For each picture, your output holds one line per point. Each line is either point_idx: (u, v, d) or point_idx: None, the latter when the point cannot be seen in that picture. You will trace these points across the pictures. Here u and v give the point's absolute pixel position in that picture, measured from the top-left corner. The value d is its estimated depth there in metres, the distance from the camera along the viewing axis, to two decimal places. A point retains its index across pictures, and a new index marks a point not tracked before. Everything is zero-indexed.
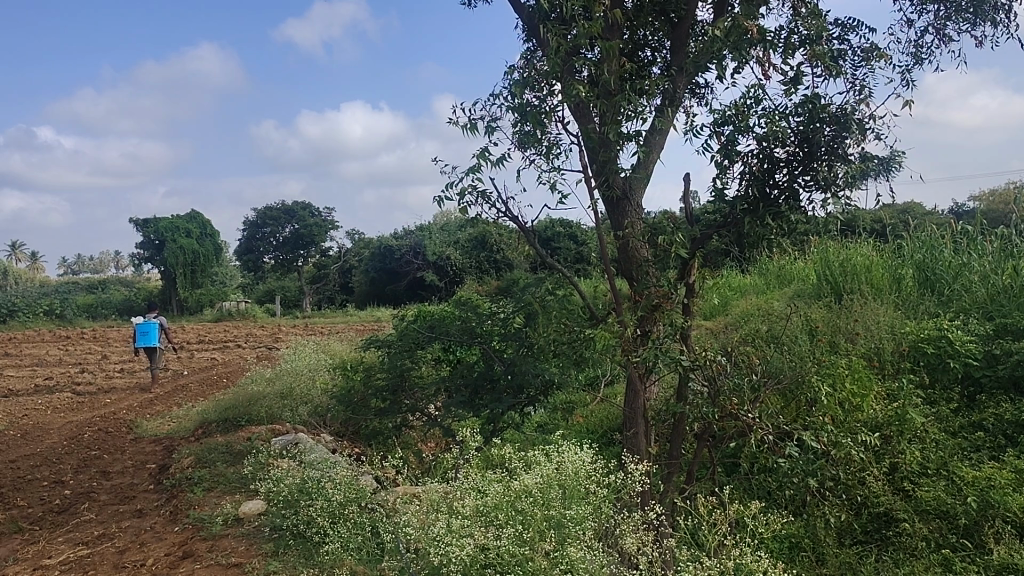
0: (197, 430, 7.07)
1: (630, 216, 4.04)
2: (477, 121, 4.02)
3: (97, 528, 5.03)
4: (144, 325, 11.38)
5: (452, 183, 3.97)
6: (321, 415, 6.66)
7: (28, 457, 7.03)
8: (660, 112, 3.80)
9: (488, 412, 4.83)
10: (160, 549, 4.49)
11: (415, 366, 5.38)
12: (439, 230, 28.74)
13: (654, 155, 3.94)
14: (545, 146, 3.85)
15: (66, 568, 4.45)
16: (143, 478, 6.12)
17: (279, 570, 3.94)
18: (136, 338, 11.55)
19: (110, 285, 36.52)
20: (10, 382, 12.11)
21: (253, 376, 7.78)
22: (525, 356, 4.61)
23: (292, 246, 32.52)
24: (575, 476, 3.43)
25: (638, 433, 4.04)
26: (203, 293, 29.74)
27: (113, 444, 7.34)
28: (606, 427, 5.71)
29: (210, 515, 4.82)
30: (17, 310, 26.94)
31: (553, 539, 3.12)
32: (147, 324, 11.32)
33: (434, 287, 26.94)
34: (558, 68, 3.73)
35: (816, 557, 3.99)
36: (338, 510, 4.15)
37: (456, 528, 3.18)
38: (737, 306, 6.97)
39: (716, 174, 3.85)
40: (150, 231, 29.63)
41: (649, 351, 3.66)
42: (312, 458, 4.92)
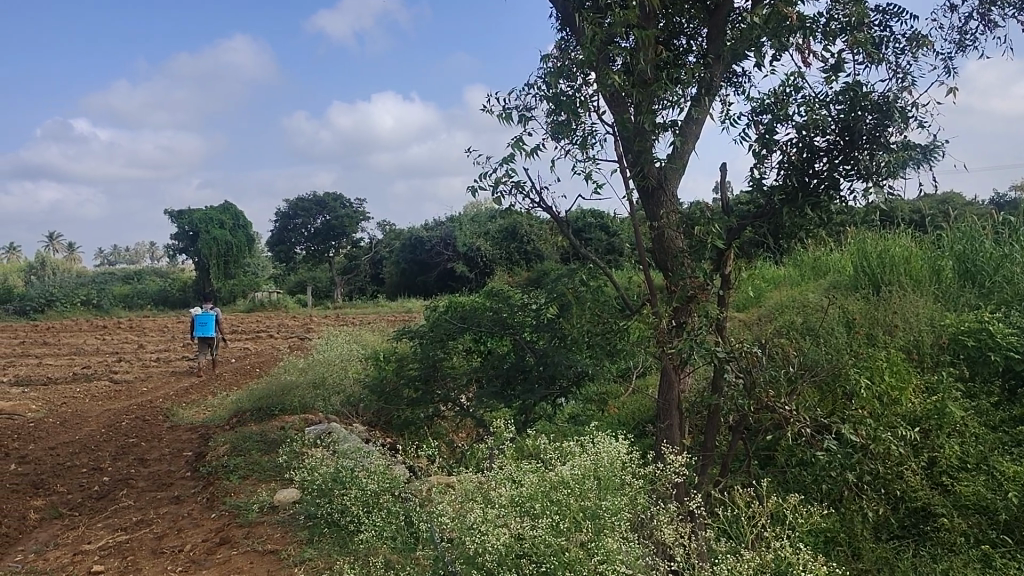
0: (232, 418, 7.16)
1: (665, 205, 3.97)
2: (511, 111, 4.04)
3: (135, 514, 5.12)
4: (202, 316, 11.71)
5: (486, 173, 3.98)
6: (353, 404, 6.71)
7: (66, 444, 7.16)
8: (696, 101, 3.78)
9: (521, 403, 4.82)
10: (198, 535, 4.55)
11: (447, 357, 5.39)
12: (469, 221, 28.80)
13: (689, 145, 3.90)
14: (580, 137, 3.83)
15: (105, 553, 4.53)
16: (180, 465, 6.21)
17: (314, 557, 3.98)
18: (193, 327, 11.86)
19: (144, 276, 37.12)
20: (50, 370, 12.36)
21: (288, 366, 7.85)
22: (557, 347, 4.60)
23: (324, 236, 33.09)
24: (611, 466, 3.43)
25: (672, 425, 4.02)
26: (235, 284, 30.08)
27: (149, 431, 7.45)
28: (638, 419, 5.68)
29: (246, 502, 4.88)
30: (56, 300, 27.43)
31: (589, 529, 3.12)
32: (205, 315, 11.63)
33: (464, 278, 27.03)
34: (594, 57, 3.70)
35: (852, 552, 3.95)
36: (372, 499, 4.18)
37: (491, 517, 3.17)
38: (772, 298, 6.91)
39: (754, 163, 3.81)
40: (184, 222, 30.05)
41: (685, 342, 3.63)
42: (346, 447, 4.95)
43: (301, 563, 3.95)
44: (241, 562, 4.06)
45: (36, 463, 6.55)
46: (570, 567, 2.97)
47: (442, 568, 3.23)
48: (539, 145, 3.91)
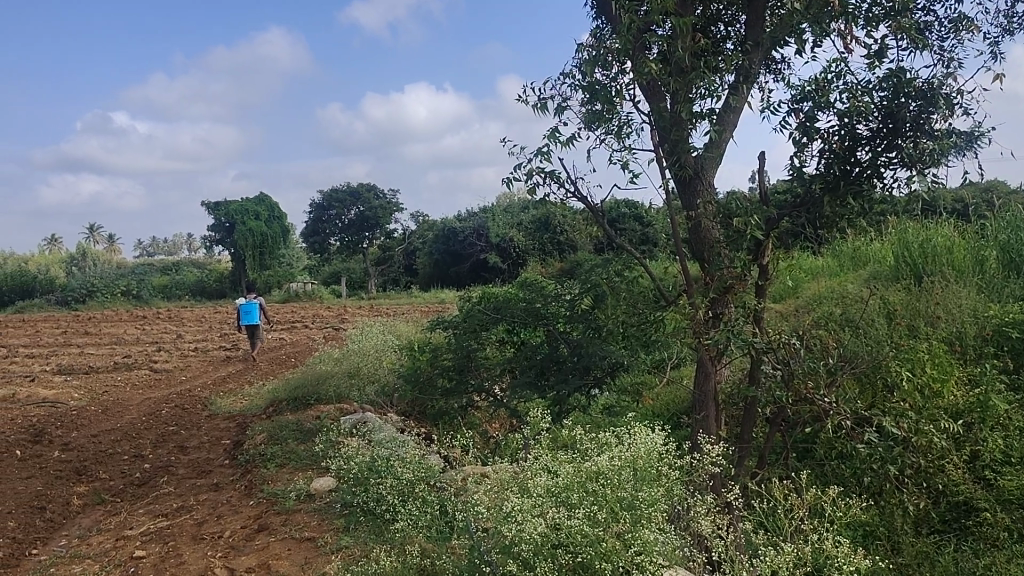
0: (269, 407, 7.25)
1: (702, 195, 3.94)
2: (546, 101, 4.02)
3: (176, 501, 5.21)
4: (247, 305, 12.02)
5: (521, 163, 3.97)
6: (388, 394, 6.75)
7: (108, 431, 7.30)
8: (734, 89, 3.74)
9: (555, 394, 4.82)
10: (237, 522, 4.62)
11: (481, 348, 5.40)
12: (503, 213, 28.88)
13: (727, 134, 3.86)
14: (615, 126, 3.81)
15: (147, 538, 4.61)
16: (219, 453, 6.30)
17: (351, 545, 4.02)
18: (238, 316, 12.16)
19: (181, 267, 37.69)
20: (91, 359, 12.61)
21: (324, 356, 7.93)
22: (592, 338, 4.59)
23: (359, 227, 33.17)
24: (647, 457, 3.42)
25: (709, 417, 3.98)
26: (270, 275, 30.39)
27: (188, 420, 7.57)
28: (672, 410, 5.64)
29: (283, 490, 4.93)
30: (96, 290, 27.92)
31: (626, 520, 3.11)
32: (249, 305, 11.92)
33: (497, 270, 27.15)
34: (630, 45, 3.68)
35: (892, 546, 3.91)
36: (408, 488, 4.21)
37: (528, 507, 3.18)
38: (810, 289, 6.82)
39: (794, 152, 3.76)
40: (220, 214, 30.45)
41: (722, 333, 3.60)
42: (381, 437, 4.99)
43: (337, 550, 3.99)
44: (279, 549, 4.12)
45: (79, 450, 6.69)
46: (606, 558, 2.96)
47: (478, 557, 3.23)
48: (575, 135, 3.89)
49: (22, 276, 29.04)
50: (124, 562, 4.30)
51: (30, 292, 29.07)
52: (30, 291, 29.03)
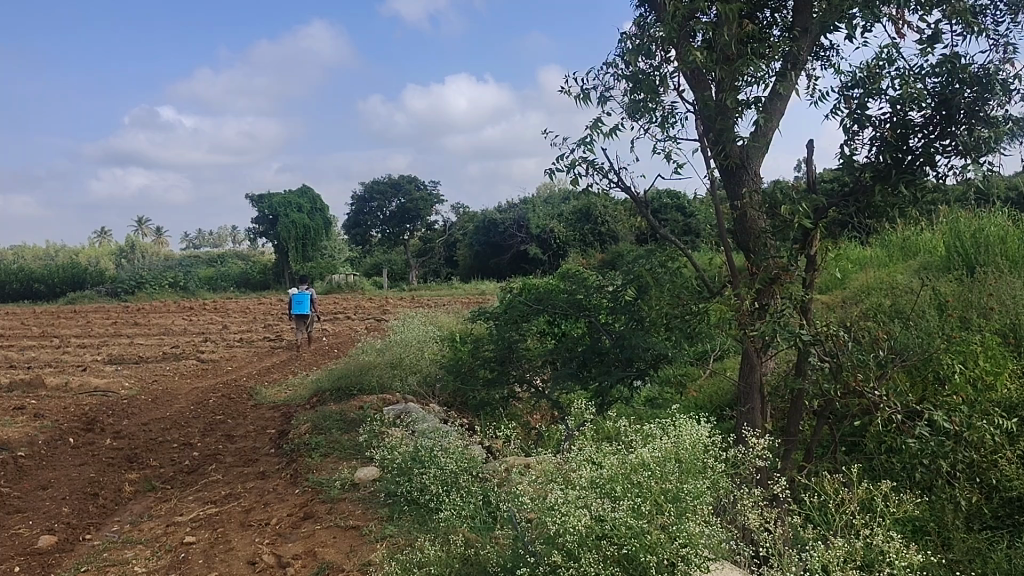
0: (313, 397, 7.34)
1: (747, 185, 3.90)
2: (589, 91, 4.00)
3: (224, 488, 5.31)
4: (297, 295, 12.19)
5: (563, 154, 3.96)
6: (430, 384, 6.80)
7: (157, 420, 7.47)
8: (781, 76, 3.69)
9: (597, 385, 4.81)
10: (283, 510, 4.70)
11: (522, 339, 5.40)
12: (544, 205, 28.98)
13: (774, 122, 3.80)
14: (660, 116, 3.78)
15: (196, 524, 4.71)
16: (264, 442, 6.40)
17: (394, 534, 4.06)
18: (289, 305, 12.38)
19: (224, 259, 38.32)
20: (140, 349, 12.89)
21: (366, 347, 8.00)
22: (635, 330, 4.56)
23: (399, 220, 33.08)
24: (692, 450, 3.40)
25: (754, 409, 3.93)
26: (313, 266, 30.72)
27: (234, 409, 7.70)
28: (715, 402, 5.60)
29: (328, 479, 4.99)
30: (145, 281, 28.47)
31: (670, 513, 3.09)
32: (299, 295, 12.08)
33: (538, 261, 27.26)
34: (674, 33, 3.65)
35: (942, 542, 3.83)
36: (452, 478, 4.25)
37: (572, 498, 3.18)
38: (857, 280, 6.69)
39: (844, 140, 3.69)
40: (263, 206, 30.88)
41: (768, 325, 3.54)
42: (424, 427, 5.02)
43: (381, 539, 4.03)
44: (325, 537, 4.18)
45: (129, 439, 6.85)
46: (651, 550, 2.92)
47: (521, 547, 3.24)
48: (618, 125, 3.87)
49: (72, 268, 29.72)
50: (174, 547, 4.39)
51: (80, 284, 29.72)
52: (80, 283, 29.69)
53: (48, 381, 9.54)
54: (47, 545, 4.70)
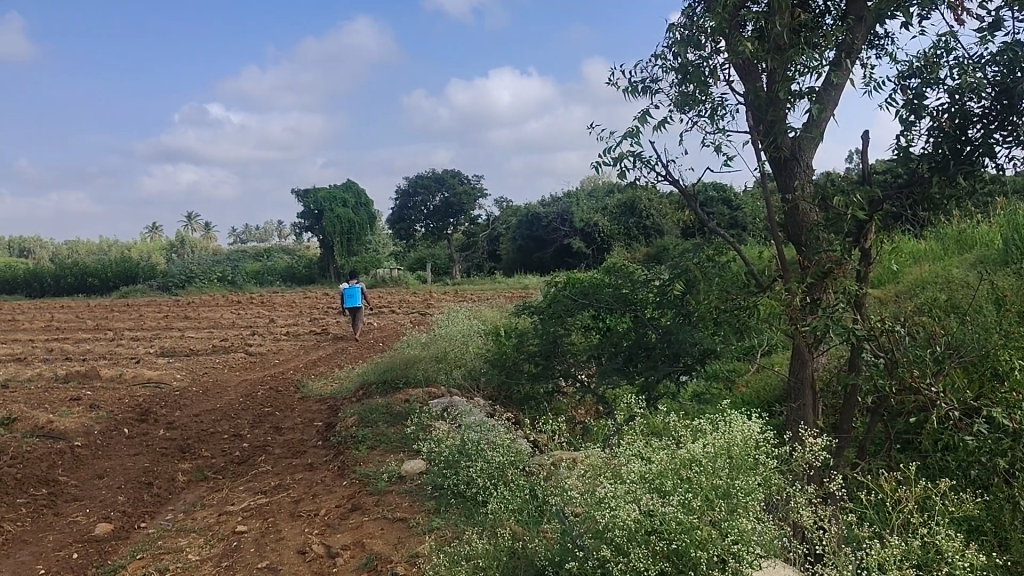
0: (359, 390, 7.41)
1: (799, 177, 3.83)
2: (637, 83, 3.97)
3: (274, 479, 5.40)
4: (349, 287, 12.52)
5: (610, 147, 3.93)
6: (475, 378, 6.83)
7: (208, 411, 7.62)
8: (835, 66, 3.62)
9: (643, 380, 4.79)
10: (331, 501, 4.76)
11: (567, 334, 5.40)
12: (586, 199, 28.93)
13: (827, 113, 3.74)
14: (709, 107, 3.73)
15: (247, 514, 4.79)
16: (312, 434, 6.49)
17: (442, 526, 4.08)
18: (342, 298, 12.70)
19: (268, 253, 38.93)
20: (191, 342, 13.16)
21: (411, 340, 8.06)
22: (682, 324, 4.52)
23: (444, 214, 33.39)
24: (743, 446, 3.36)
25: (805, 405, 3.87)
26: (357, 261, 31.02)
27: (282, 402, 7.82)
28: (763, 398, 5.54)
29: (375, 471, 5.04)
30: (195, 275, 29.05)
31: (721, 509, 3.06)
32: (351, 286, 12.41)
33: (581, 255, 27.28)
34: (725, 24, 3.59)
35: (1000, 542, 3.71)
36: (499, 471, 4.26)
37: (622, 493, 3.16)
38: (911, 274, 6.55)
39: (901, 131, 3.61)
40: (308, 202, 31.27)
41: (821, 320, 3.48)
42: (470, 420, 5.05)
43: (429, 531, 4.05)
44: (373, 528, 4.23)
45: (182, 429, 6.99)
46: (701, 546, 2.89)
47: (569, 541, 3.24)
48: (666, 118, 3.83)
49: (125, 263, 30.46)
50: (226, 536, 4.48)
51: (132, 279, 30.44)
52: (133, 278, 30.36)
53: (102, 372, 9.78)
54: (104, 532, 4.83)
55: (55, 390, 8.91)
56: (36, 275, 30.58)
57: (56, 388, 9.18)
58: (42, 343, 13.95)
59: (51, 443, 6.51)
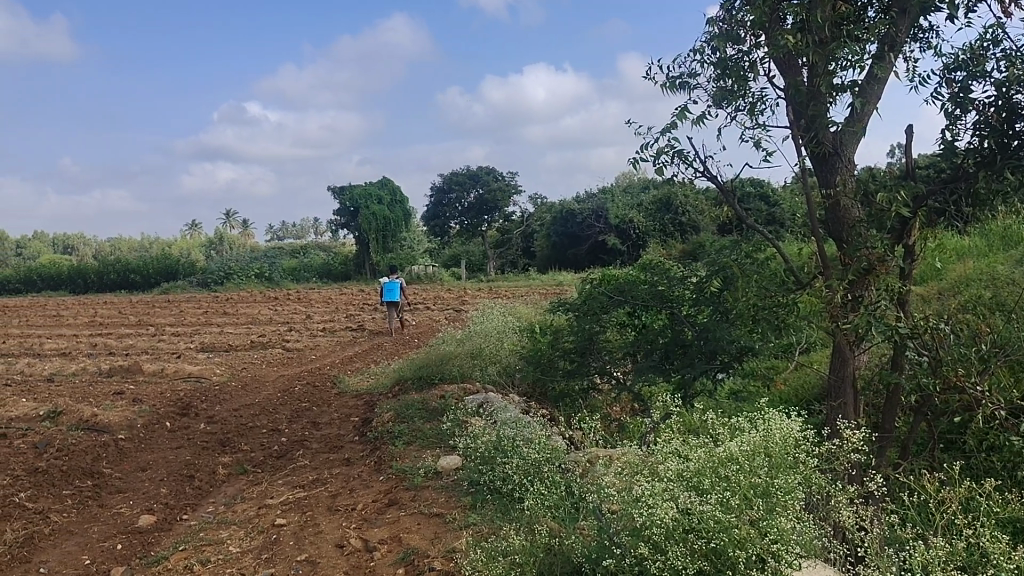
0: (395, 386, 7.46)
1: (840, 172, 3.78)
2: (675, 79, 3.95)
3: (311, 473, 5.46)
4: (389, 286, 12.74)
5: (648, 143, 3.91)
6: (510, 374, 6.85)
7: (247, 406, 7.73)
8: (878, 59, 3.57)
9: (680, 377, 4.76)
10: (368, 496, 4.80)
11: (602, 330, 5.39)
12: (621, 196, 28.86)
13: (869, 107, 3.68)
14: (748, 102, 3.69)
15: (286, 507, 4.86)
16: (349, 429, 6.55)
17: (478, 522, 4.10)
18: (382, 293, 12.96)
19: (304, 250, 39.32)
20: (230, 338, 13.38)
21: (445, 337, 8.09)
22: (719, 322, 4.48)
23: (478, 211, 33.44)
24: (782, 445, 3.33)
25: (847, 403, 3.82)
26: (392, 258, 31.24)
27: (320, 397, 7.91)
28: (802, 397, 5.48)
29: (411, 467, 5.08)
30: (233, 272, 29.45)
31: (760, 508, 3.03)
32: (391, 283, 12.62)
33: (616, 251, 27.24)
34: (765, 18, 3.56)
35: None
36: (535, 468, 4.26)
37: (659, 490, 3.14)
38: (955, 271, 6.44)
39: (945, 125, 3.54)
40: (344, 199, 31.52)
41: (862, 318, 3.42)
42: (506, 417, 5.06)
43: (465, 527, 4.07)
44: (410, 523, 4.26)
45: (222, 423, 7.11)
46: (740, 545, 2.87)
47: (606, 539, 3.24)
48: (705, 113, 3.81)
49: (166, 260, 30.99)
50: (266, 529, 4.54)
51: (173, 275, 30.95)
52: (173, 274, 30.83)
53: (144, 367, 9.97)
54: (148, 524, 4.92)
55: (99, 384, 9.11)
56: (80, 272, 31.26)
57: (100, 382, 9.38)
58: (87, 338, 14.25)
59: (96, 436, 6.65)
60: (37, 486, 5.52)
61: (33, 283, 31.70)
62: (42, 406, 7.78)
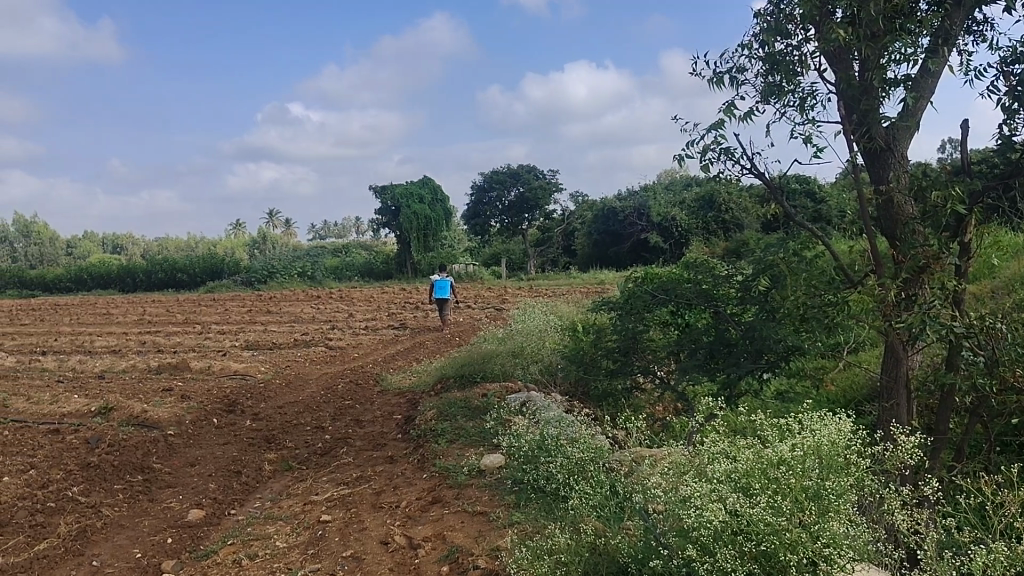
0: (437, 383, 7.49)
1: (893, 168, 3.71)
2: (722, 75, 3.90)
3: (355, 471, 5.51)
4: (439, 284, 12.89)
5: (694, 140, 3.87)
6: (552, 373, 6.84)
7: (291, 403, 7.82)
8: (933, 52, 3.48)
9: (725, 377, 4.69)
10: (413, 493, 4.82)
11: (645, 329, 5.34)
12: (662, 194, 28.71)
13: (923, 101, 3.60)
14: (798, 97, 3.63)
15: (331, 503, 4.90)
16: (392, 427, 6.59)
17: (522, 521, 4.09)
18: (432, 291, 13.10)
19: (344, 249, 39.68)
20: (274, 336, 13.56)
21: (487, 335, 8.11)
22: (766, 321, 4.42)
23: (518, 210, 33.03)
24: (834, 446, 3.26)
25: (899, 405, 3.74)
26: (432, 257, 31.41)
27: (362, 395, 7.97)
28: (850, 397, 5.39)
29: (455, 465, 5.09)
30: (277, 271, 29.87)
31: (811, 511, 2.96)
32: (442, 281, 12.78)
33: (657, 250, 27.13)
34: (815, 12, 3.50)
35: None
36: (578, 467, 4.24)
37: (708, 492, 3.10)
38: (1010, 270, 6.28)
39: (1003, 119, 3.44)
40: (386, 197, 31.69)
41: (916, 317, 3.34)
42: (548, 416, 5.05)
43: (509, 526, 4.07)
44: (453, 521, 4.26)
45: (267, 420, 7.20)
46: (791, 549, 2.82)
47: (652, 539, 3.20)
48: (753, 109, 3.75)
49: (211, 259, 31.52)
50: (311, 525, 4.58)
51: (217, 275, 31.47)
52: (218, 274, 31.35)
53: (192, 364, 10.15)
54: (196, 519, 5.00)
55: (148, 381, 9.29)
56: (129, 271, 31.97)
57: (150, 378, 9.58)
58: (136, 335, 14.55)
59: (146, 431, 6.79)
60: (89, 480, 5.65)
61: (84, 282, 32.50)
62: (93, 402, 7.96)
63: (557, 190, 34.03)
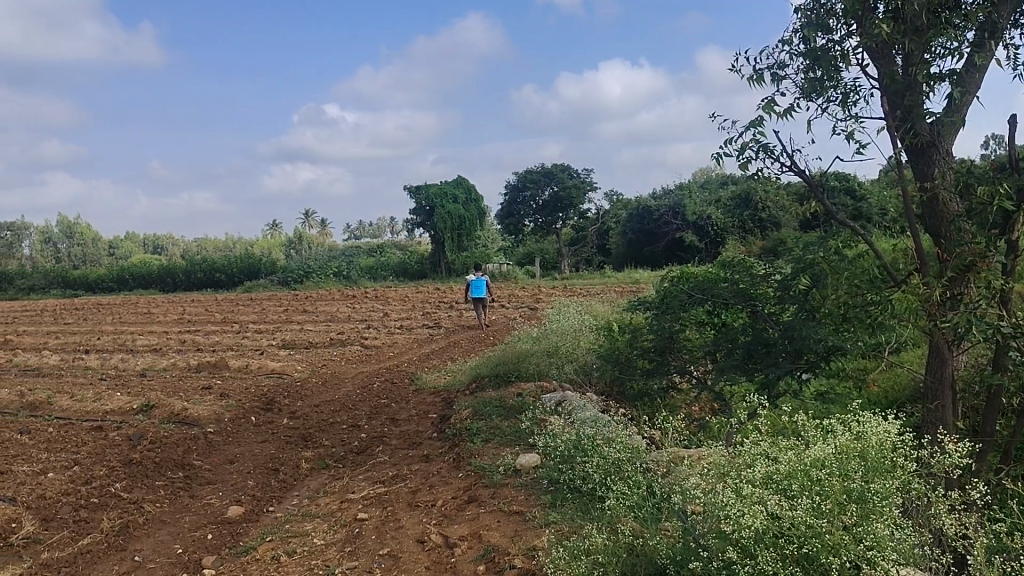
0: (472, 382, 7.50)
1: (938, 165, 3.63)
2: (762, 71, 3.85)
3: (391, 469, 5.54)
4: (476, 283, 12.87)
5: (733, 138, 3.83)
6: (588, 373, 6.81)
7: (327, 402, 7.89)
8: (979, 46, 3.41)
9: (763, 377, 4.64)
10: (448, 492, 4.84)
11: (682, 329, 5.30)
12: (697, 193, 28.46)
13: (969, 96, 3.52)
14: (839, 93, 3.57)
15: (368, 502, 4.93)
16: (427, 426, 6.61)
17: (558, 521, 4.08)
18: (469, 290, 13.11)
19: (377, 249, 39.87)
20: (310, 335, 13.66)
21: (521, 335, 8.09)
22: (805, 320, 4.35)
23: (551, 209, 32.91)
24: (878, 447, 3.20)
25: (944, 406, 3.66)
26: (466, 257, 31.47)
27: (397, 394, 8.01)
28: (891, 398, 5.29)
29: (490, 464, 5.10)
30: (312, 271, 30.13)
31: (853, 514, 2.91)
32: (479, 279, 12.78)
33: (692, 249, 26.93)
34: (857, 7, 3.44)
35: None
36: (615, 467, 4.22)
37: (748, 493, 3.06)
38: None
39: None
40: (420, 197, 31.78)
41: (962, 316, 3.27)
42: (585, 415, 5.02)
43: (545, 525, 4.06)
44: (489, 520, 4.26)
45: (304, 419, 7.27)
46: (833, 551, 2.77)
47: (691, 540, 3.17)
48: (793, 106, 3.71)
49: (248, 259, 31.89)
50: (348, 522, 4.62)
51: (254, 274, 31.81)
52: (255, 274, 31.72)
53: (230, 363, 10.28)
54: (235, 515, 5.06)
55: (188, 380, 9.42)
56: (168, 271, 32.47)
57: (189, 377, 9.71)
58: (176, 334, 14.76)
59: (186, 429, 6.89)
60: (131, 476, 5.75)
61: (125, 282, 33.10)
62: (135, 400, 8.09)
63: (591, 189, 33.89)
